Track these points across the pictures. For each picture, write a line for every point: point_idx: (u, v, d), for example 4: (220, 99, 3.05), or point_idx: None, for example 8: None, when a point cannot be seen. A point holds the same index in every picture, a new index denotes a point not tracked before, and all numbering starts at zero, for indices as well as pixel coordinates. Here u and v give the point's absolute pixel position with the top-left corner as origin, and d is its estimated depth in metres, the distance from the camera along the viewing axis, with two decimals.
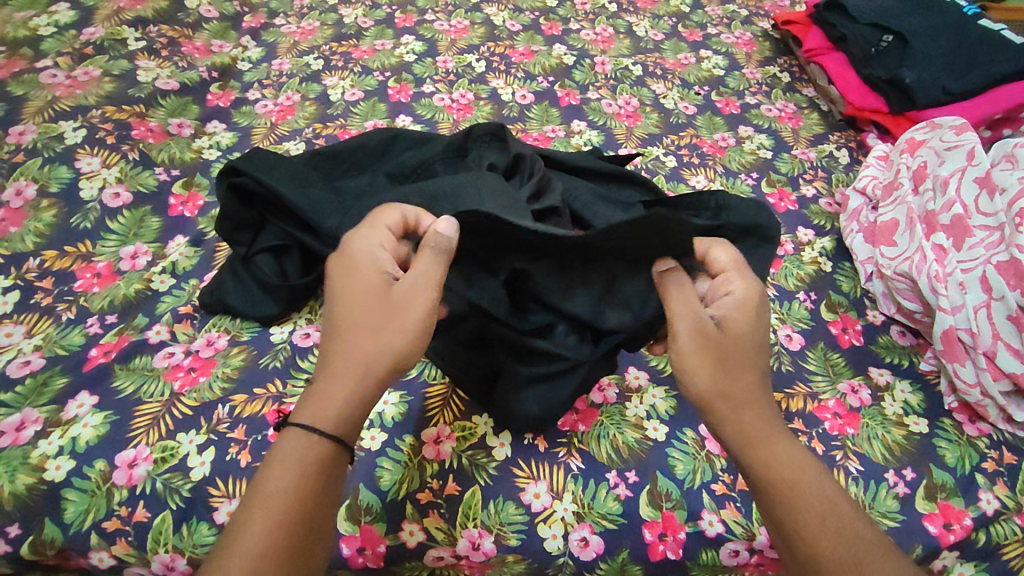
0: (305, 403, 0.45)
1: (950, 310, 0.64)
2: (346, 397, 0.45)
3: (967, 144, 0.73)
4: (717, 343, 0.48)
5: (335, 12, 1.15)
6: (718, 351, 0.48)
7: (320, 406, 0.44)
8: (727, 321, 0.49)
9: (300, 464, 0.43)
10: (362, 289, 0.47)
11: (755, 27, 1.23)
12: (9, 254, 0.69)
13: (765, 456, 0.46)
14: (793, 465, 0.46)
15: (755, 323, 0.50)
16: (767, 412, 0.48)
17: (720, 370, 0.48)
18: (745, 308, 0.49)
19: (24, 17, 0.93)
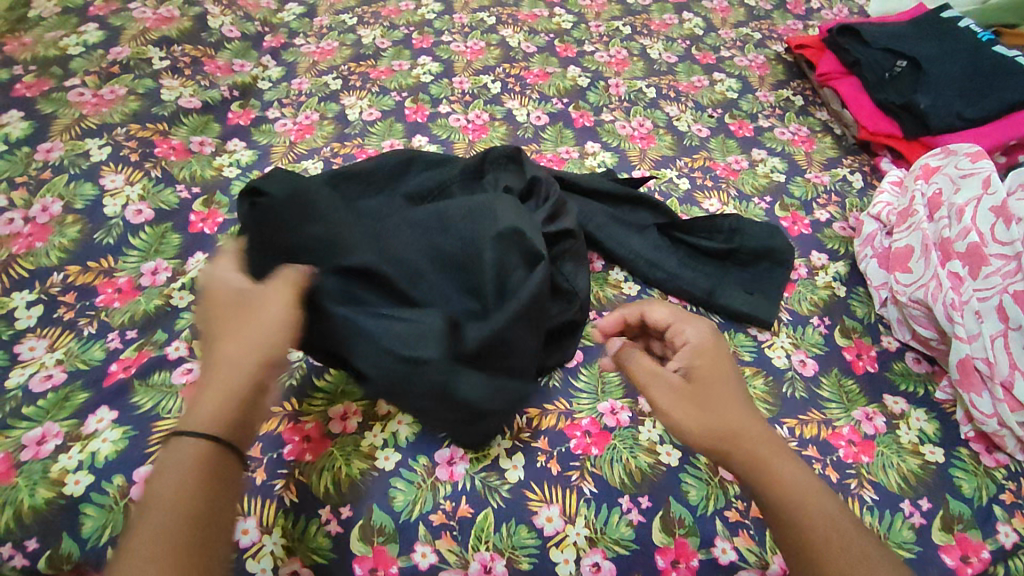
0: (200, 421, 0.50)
1: (966, 339, 0.64)
2: (220, 407, 0.48)
3: (982, 172, 0.73)
4: (689, 388, 0.55)
5: (354, 33, 1.18)
6: (694, 394, 0.54)
7: (213, 410, 0.48)
8: (694, 367, 0.57)
9: (194, 474, 0.45)
10: (225, 302, 0.54)
11: (768, 50, 1.24)
12: (34, 269, 0.70)
13: (773, 487, 0.50)
14: (804, 491, 0.49)
15: (716, 361, 0.57)
16: (763, 441, 0.52)
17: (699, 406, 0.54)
18: (706, 353, 0.58)
19: (54, 37, 0.96)
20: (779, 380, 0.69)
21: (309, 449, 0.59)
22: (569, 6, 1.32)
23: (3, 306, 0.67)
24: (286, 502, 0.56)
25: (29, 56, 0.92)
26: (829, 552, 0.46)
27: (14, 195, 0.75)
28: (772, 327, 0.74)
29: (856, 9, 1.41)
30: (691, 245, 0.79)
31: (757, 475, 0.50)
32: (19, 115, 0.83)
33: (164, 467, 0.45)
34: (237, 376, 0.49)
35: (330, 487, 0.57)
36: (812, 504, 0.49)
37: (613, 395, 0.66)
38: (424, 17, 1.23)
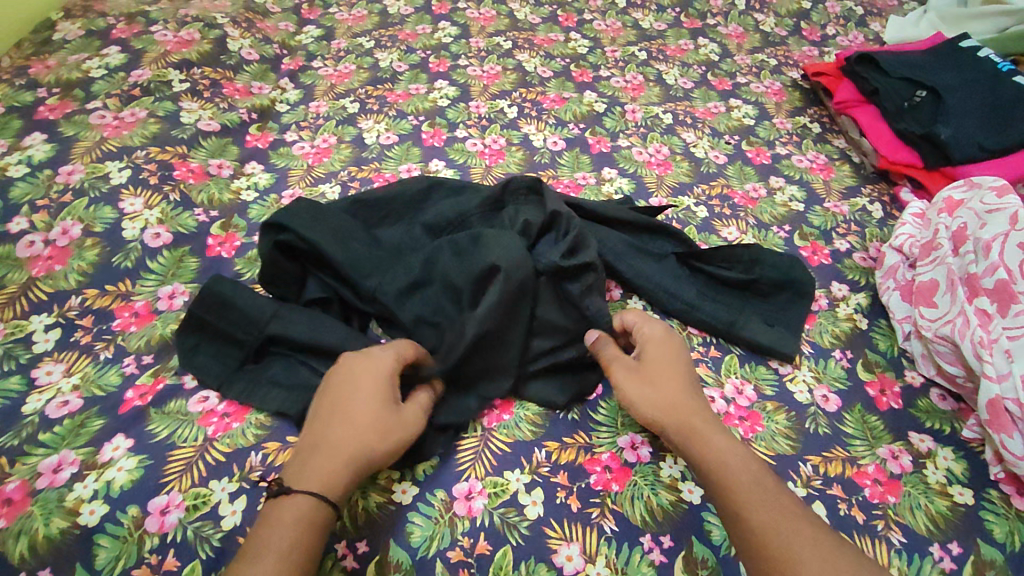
0: (303, 474, 0.51)
1: (995, 378, 0.62)
2: (332, 477, 0.51)
3: (1009, 208, 0.71)
4: (638, 369, 0.62)
5: (371, 56, 1.18)
6: (640, 371, 0.62)
7: (325, 478, 0.51)
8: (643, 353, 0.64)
9: (303, 532, 0.48)
10: (374, 391, 0.56)
11: (784, 77, 1.24)
12: (52, 292, 0.70)
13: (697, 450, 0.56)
14: (727, 458, 0.55)
15: (670, 351, 0.64)
16: (702, 414, 0.58)
17: (646, 383, 0.61)
18: (655, 344, 0.64)
19: (77, 60, 0.97)
20: (801, 416, 0.68)
21: None
22: (585, 31, 1.33)
23: (21, 329, 0.67)
24: None
25: (53, 79, 0.93)
26: (747, 505, 0.51)
27: (34, 217, 0.75)
28: (794, 360, 0.73)
29: (871, 36, 1.41)
30: (712, 274, 0.78)
31: (687, 439, 0.57)
32: (41, 137, 0.84)
33: (284, 519, 0.48)
34: (356, 451, 0.53)
35: (346, 521, 0.56)
36: (734, 462, 0.54)
37: (633, 428, 0.65)
38: (440, 41, 1.24)
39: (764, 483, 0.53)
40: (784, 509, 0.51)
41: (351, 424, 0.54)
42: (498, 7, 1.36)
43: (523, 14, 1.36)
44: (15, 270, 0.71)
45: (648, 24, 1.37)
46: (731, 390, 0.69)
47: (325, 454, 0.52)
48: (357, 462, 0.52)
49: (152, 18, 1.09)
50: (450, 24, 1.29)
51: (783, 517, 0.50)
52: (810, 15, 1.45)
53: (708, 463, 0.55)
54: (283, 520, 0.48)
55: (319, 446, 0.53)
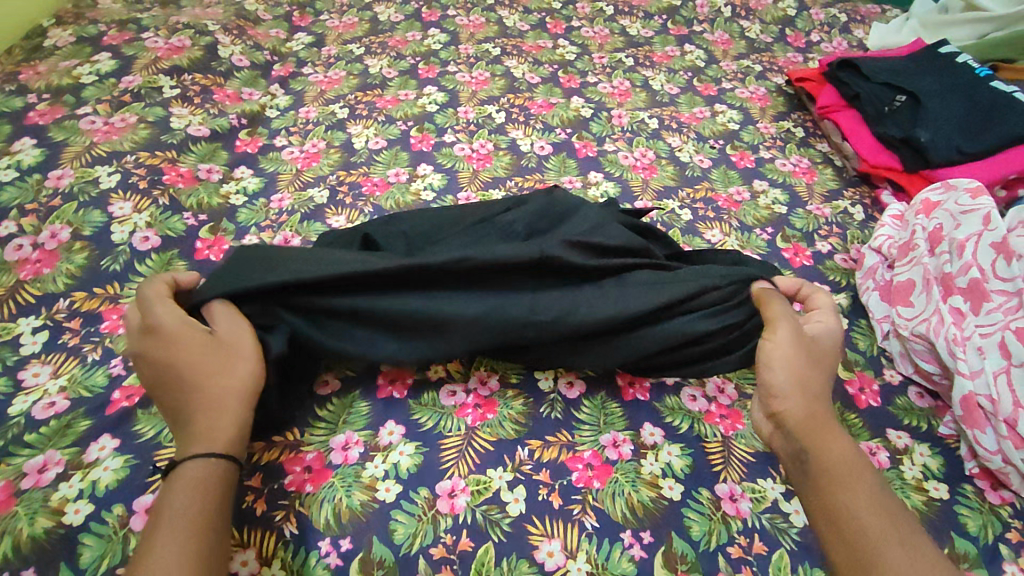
0: (188, 448, 0.52)
1: (969, 375, 0.63)
2: (212, 436, 0.53)
3: (983, 208, 0.73)
4: (801, 348, 0.59)
5: (361, 62, 1.20)
6: (805, 351, 0.59)
7: (210, 436, 0.53)
8: (818, 346, 0.61)
9: (204, 491, 0.50)
10: (191, 348, 0.56)
11: (768, 82, 1.26)
12: (40, 295, 0.71)
13: (822, 441, 0.55)
14: (850, 463, 0.53)
15: (830, 351, 0.62)
16: (829, 416, 0.57)
17: (821, 378, 0.59)
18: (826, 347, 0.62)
19: (68, 66, 0.98)
20: None
21: (309, 480, 0.59)
22: (573, 38, 1.35)
23: (9, 332, 0.68)
24: (285, 534, 0.56)
25: (43, 85, 0.94)
26: (857, 506, 0.50)
27: (23, 221, 0.76)
28: None
29: (855, 43, 1.43)
30: None
31: (814, 425, 0.55)
32: (31, 142, 0.85)
33: (181, 490, 0.49)
34: (224, 405, 0.55)
35: (330, 519, 0.57)
36: (883, 493, 0.52)
37: (615, 427, 0.66)
38: (430, 48, 1.26)
39: (886, 503, 0.51)
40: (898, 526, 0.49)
41: (199, 383, 0.55)
42: (487, 14, 1.38)
43: (512, 21, 1.38)
44: (3, 273, 0.72)
45: (636, 31, 1.39)
46: (712, 389, 0.70)
47: (209, 409, 0.54)
48: (240, 405, 0.56)
49: (144, 25, 1.10)
50: (439, 31, 1.31)
51: (898, 535, 0.48)
52: (795, 21, 1.47)
53: (830, 458, 0.54)
54: (181, 491, 0.49)
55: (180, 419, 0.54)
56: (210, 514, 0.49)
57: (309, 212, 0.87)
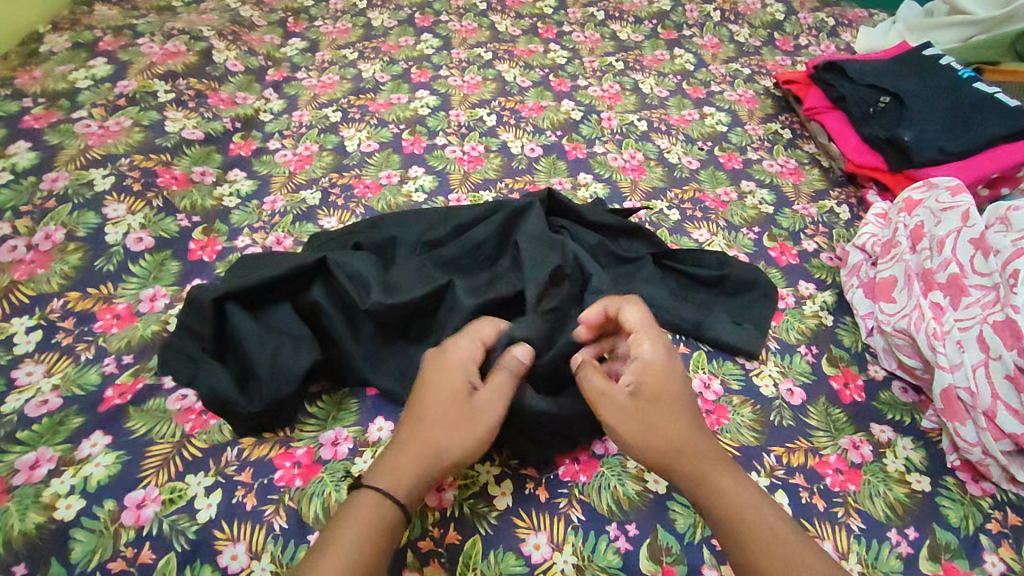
0: (384, 472, 0.49)
1: (948, 368, 0.65)
2: (403, 474, 0.49)
3: (962, 206, 0.74)
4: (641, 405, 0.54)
5: (354, 67, 1.21)
6: (643, 408, 0.54)
7: (397, 473, 0.49)
8: (637, 385, 0.55)
9: (373, 534, 0.46)
10: (442, 389, 0.53)
11: (757, 85, 1.28)
12: (34, 295, 0.72)
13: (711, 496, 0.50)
14: (739, 506, 0.50)
15: (664, 376, 0.55)
16: (710, 452, 0.52)
17: (654, 425, 0.53)
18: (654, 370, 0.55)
19: (63, 71, 0.99)
20: (766, 408, 0.70)
21: (298, 475, 0.60)
22: (564, 42, 1.37)
23: (3, 331, 0.69)
24: (275, 528, 0.57)
25: (39, 89, 0.95)
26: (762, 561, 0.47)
27: (17, 223, 0.77)
28: (760, 356, 0.75)
29: (843, 46, 1.45)
30: (681, 273, 0.81)
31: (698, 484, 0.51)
32: (26, 145, 0.86)
33: (355, 521, 0.46)
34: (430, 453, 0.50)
35: (319, 513, 0.58)
36: (745, 498, 0.50)
37: None
38: (423, 53, 1.27)
39: (783, 536, 0.48)
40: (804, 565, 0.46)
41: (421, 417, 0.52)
42: (480, 20, 1.40)
43: (504, 26, 1.39)
44: None
45: (626, 35, 1.41)
46: (699, 385, 0.71)
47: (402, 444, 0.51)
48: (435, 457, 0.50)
49: (139, 30, 1.12)
50: (432, 36, 1.33)
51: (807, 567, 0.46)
52: (783, 26, 1.49)
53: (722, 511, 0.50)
54: (354, 523, 0.46)
55: (405, 447, 0.51)
56: (372, 563, 0.45)
57: (302, 214, 0.88)
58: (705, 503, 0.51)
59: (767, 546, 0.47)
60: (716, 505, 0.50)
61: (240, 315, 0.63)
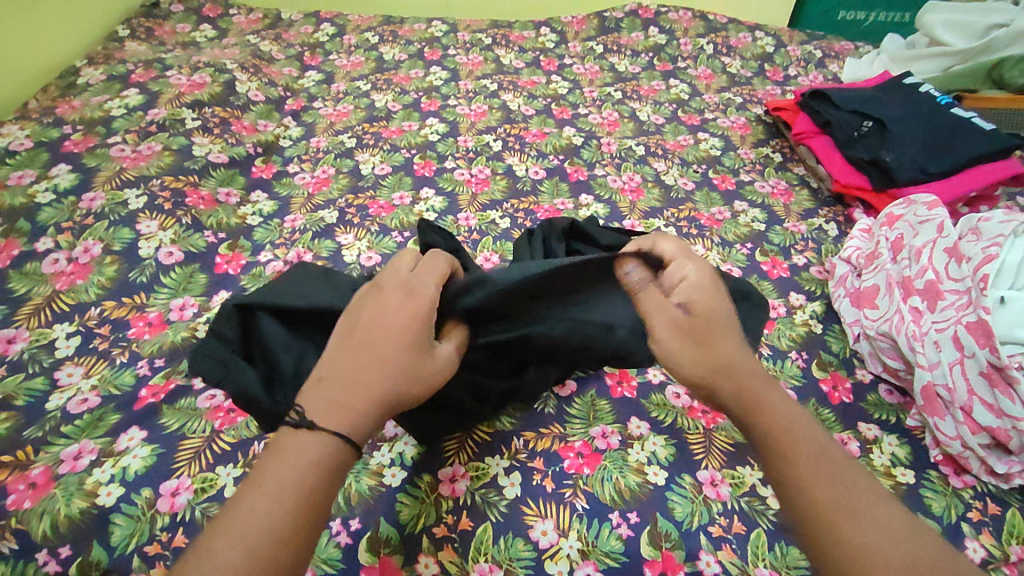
0: (330, 411, 0.45)
1: (927, 366, 0.69)
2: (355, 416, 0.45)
3: (937, 218, 0.80)
4: (690, 325, 0.52)
5: (368, 97, 1.29)
6: (692, 328, 0.52)
7: (349, 417, 0.45)
8: (690, 306, 0.52)
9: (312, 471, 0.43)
10: (382, 314, 0.49)
11: (748, 113, 1.35)
12: (74, 303, 0.77)
13: (756, 411, 0.49)
14: (785, 423, 0.48)
15: (715, 301, 0.52)
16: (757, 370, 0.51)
17: (700, 347, 0.51)
18: (705, 288, 0.53)
19: (99, 101, 1.06)
20: None
21: None
22: (565, 74, 1.45)
23: (45, 337, 0.74)
24: None
25: (77, 117, 1.02)
26: (812, 480, 0.45)
27: (59, 238, 0.83)
28: None
29: (830, 76, 1.53)
30: None
31: (744, 402, 0.50)
32: (66, 168, 0.92)
33: (292, 457, 0.43)
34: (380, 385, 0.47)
35: (341, 502, 0.62)
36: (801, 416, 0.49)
37: (604, 420, 0.71)
38: (432, 84, 1.35)
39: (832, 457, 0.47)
40: (857, 490, 0.44)
41: (369, 347, 0.48)
42: (486, 54, 1.49)
43: (508, 59, 1.48)
44: (41, 285, 0.78)
45: (624, 67, 1.49)
46: None
47: (345, 387, 0.46)
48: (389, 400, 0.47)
49: (168, 64, 1.20)
50: (441, 69, 1.41)
51: (857, 489, 0.44)
52: (773, 58, 1.58)
53: (770, 423, 0.49)
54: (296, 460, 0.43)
55: (348, 380, 0.47)
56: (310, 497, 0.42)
57: (320, 231, 0.94)
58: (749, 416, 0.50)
59: (816, 458, 0.46)
60: (775, 417, 0.49)
61: (269, 325, 0.68)
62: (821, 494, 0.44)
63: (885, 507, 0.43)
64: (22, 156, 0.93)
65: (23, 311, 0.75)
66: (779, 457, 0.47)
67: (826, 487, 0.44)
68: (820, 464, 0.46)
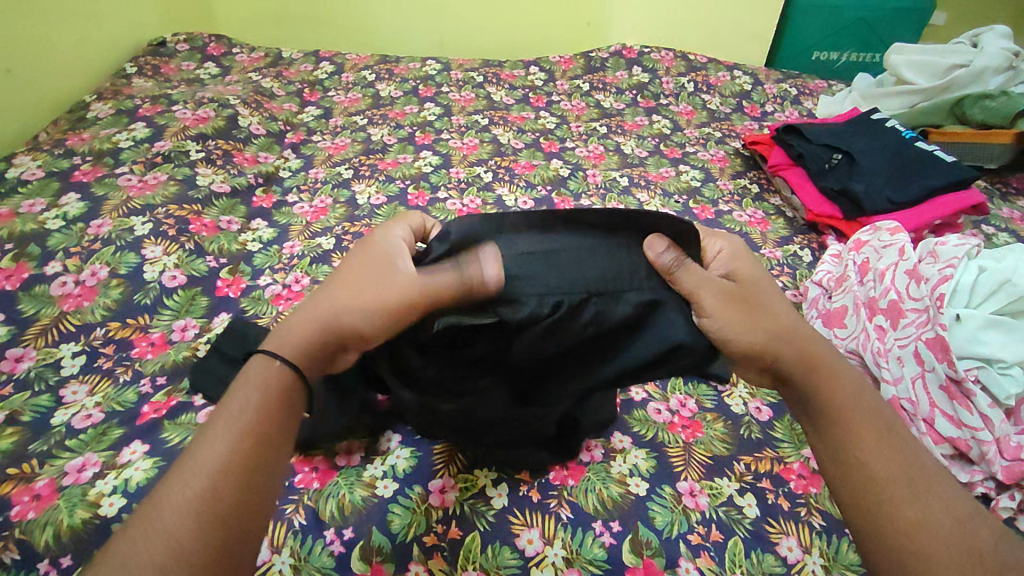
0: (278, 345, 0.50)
1: (892, 381, 0.73)
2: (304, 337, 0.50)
3: (898, 242, 0.85)
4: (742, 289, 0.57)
5: (364, 131, 1.35)
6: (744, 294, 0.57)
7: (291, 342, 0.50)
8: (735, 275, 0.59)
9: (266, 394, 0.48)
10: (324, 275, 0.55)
11: (727, 147, 1.42)
12: (80, 324, 0.80)
13: (823, 383, 0.54)
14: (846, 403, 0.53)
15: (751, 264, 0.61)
16: (822, 349, 0.56)
17: (756, 310, 0.56)
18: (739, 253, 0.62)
19: (108, 134, 1.11)
20: (736, 423, 0.78)
21: (316, 478, 0.68)
22: (553, 110, 1.52)
23: (52, 355, 0.77)
24: (294, 524, 0.63)
25: (86, 149, 1.07)
26: (866, 456, 0.49)
27: (67, 262, 0.87)
28: (731, 379, 0.83)
29: (805, 112, 1.61)
30: None
31: (812, 373, 0.55)
32: (76, 197, 0.96)
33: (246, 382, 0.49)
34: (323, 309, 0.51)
35: (335, 511, 0.65)
36: (869, 403, 0.53)
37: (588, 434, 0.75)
38: (426, 119, 1.42)
39: (893, 438, 0.50)
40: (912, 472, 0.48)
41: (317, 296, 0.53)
42: (477, 91, 1.56)
43: (499, 96, 1.55)
44: (49, 306, 0.82)
45: (609, 104, 1.57)
46: (675, 404, 0.80)
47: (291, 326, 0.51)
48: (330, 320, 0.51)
49: (174, 99, 1.26)
50: (434, 105, 1.48)
51: (911, 471, 0.48)
52: (751, 95, 1.66)
53: (833, 395, 0.53)
54: (250, 388, 0.48)
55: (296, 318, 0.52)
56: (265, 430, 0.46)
57: (317, 256, 0.98)
58: (815, 404, 0.54)
59: (872, 436, 0.51)
60: (837, 394, 0.53)
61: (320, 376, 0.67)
62: (874, 468, 0.49)
63: (945, 490, 0.47)
64: (33, 186, 0.97)
65: (31, 332, 0.79)
66: (836, 430, 0.52)
67: (879, 464, 0.49)
68: (880, 448, 0.50)
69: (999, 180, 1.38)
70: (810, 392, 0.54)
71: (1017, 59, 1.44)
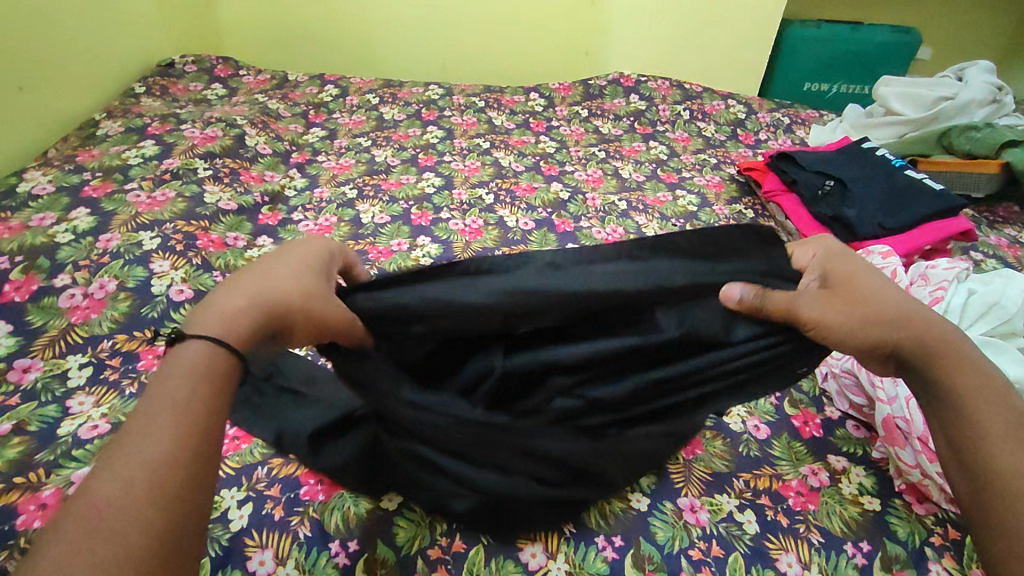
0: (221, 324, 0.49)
1: (886, 400, 0.74)
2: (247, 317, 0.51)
3: (890, 266, 0.88)
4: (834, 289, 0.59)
5: (368, 152, 1.38)
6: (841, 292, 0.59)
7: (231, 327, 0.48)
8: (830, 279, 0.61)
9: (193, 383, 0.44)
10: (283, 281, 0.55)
11: (722, 173, 1.46)
12: (87, 336, 0.81)
13: (949, 371, 0.55)
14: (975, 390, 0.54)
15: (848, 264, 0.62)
16: (949, 340, 0.57)
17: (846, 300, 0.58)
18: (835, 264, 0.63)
19: (117, 151, 1.13)
20: (735, 441, 0.79)
21: (321, 490, 0.68)
22: (553, 135, 1.56)
23: (59, 367, 0.77)
24: (300, 536, 0.64)
25: (96, 165, 1.09)
26: (994, 442, 0.51)
27: (76, 275, 0.88)
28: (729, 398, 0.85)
29: (797, 141, 1.66)
30: None
31: (938, 363, 0.56)
32: (85, 211, 0.98)
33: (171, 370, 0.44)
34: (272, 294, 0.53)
35: (339, 524, 0.65)
36: (994, 390, 0.54)
37: None
38: (428, 141, 1.45)
39: (1018, 426, 0.52)
40: None
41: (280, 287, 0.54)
42: (479, 115, 1.60)
43: (500, 120, 1.59)
44: (57, 318, 0.83)
45: (607, 130, 1.61)
46: None
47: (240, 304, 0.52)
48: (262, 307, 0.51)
49: (183, 118, 1.28)
50: (437, 128, 1.51)
51: None
52: (745, 123, 1.71)
53: (962, 384, 0.55)
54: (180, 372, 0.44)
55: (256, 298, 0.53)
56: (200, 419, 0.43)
57: None
58: (938, 389, 0.55)
59: (1002, 422, 0.52)
60: (968, 382, 0.55)
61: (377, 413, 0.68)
62: (1002, 453, 0.51)
63: None
64: (43, 200, 0.99)
65: (39, 343, 0.79)
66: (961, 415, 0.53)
67: (1004, 450, 0.51)
68: (1009, 433, 0.52)
69: (985, 208, 1.42)
70: (935, 375, 0.56)
71: (1000, 93, 1.50)
